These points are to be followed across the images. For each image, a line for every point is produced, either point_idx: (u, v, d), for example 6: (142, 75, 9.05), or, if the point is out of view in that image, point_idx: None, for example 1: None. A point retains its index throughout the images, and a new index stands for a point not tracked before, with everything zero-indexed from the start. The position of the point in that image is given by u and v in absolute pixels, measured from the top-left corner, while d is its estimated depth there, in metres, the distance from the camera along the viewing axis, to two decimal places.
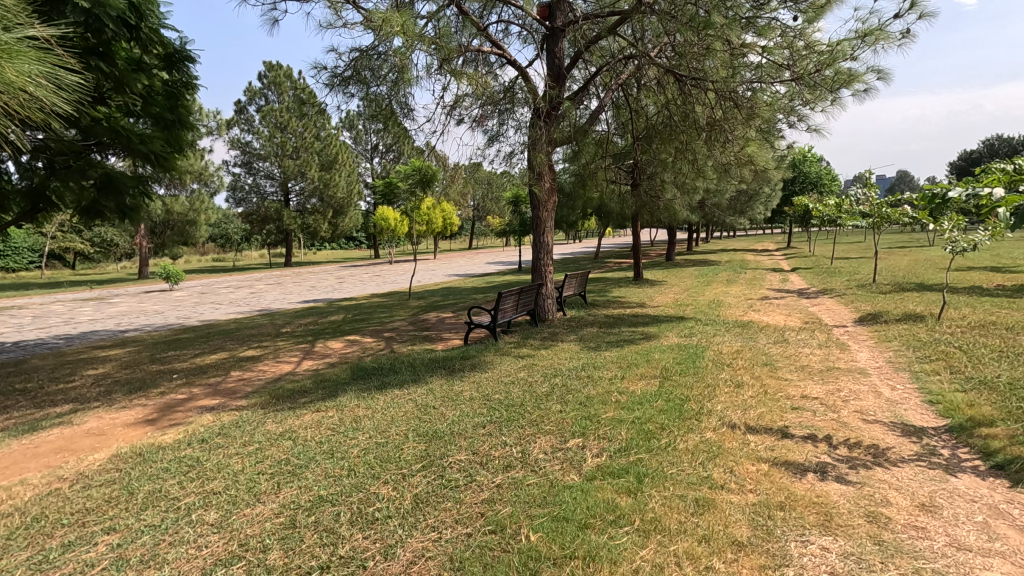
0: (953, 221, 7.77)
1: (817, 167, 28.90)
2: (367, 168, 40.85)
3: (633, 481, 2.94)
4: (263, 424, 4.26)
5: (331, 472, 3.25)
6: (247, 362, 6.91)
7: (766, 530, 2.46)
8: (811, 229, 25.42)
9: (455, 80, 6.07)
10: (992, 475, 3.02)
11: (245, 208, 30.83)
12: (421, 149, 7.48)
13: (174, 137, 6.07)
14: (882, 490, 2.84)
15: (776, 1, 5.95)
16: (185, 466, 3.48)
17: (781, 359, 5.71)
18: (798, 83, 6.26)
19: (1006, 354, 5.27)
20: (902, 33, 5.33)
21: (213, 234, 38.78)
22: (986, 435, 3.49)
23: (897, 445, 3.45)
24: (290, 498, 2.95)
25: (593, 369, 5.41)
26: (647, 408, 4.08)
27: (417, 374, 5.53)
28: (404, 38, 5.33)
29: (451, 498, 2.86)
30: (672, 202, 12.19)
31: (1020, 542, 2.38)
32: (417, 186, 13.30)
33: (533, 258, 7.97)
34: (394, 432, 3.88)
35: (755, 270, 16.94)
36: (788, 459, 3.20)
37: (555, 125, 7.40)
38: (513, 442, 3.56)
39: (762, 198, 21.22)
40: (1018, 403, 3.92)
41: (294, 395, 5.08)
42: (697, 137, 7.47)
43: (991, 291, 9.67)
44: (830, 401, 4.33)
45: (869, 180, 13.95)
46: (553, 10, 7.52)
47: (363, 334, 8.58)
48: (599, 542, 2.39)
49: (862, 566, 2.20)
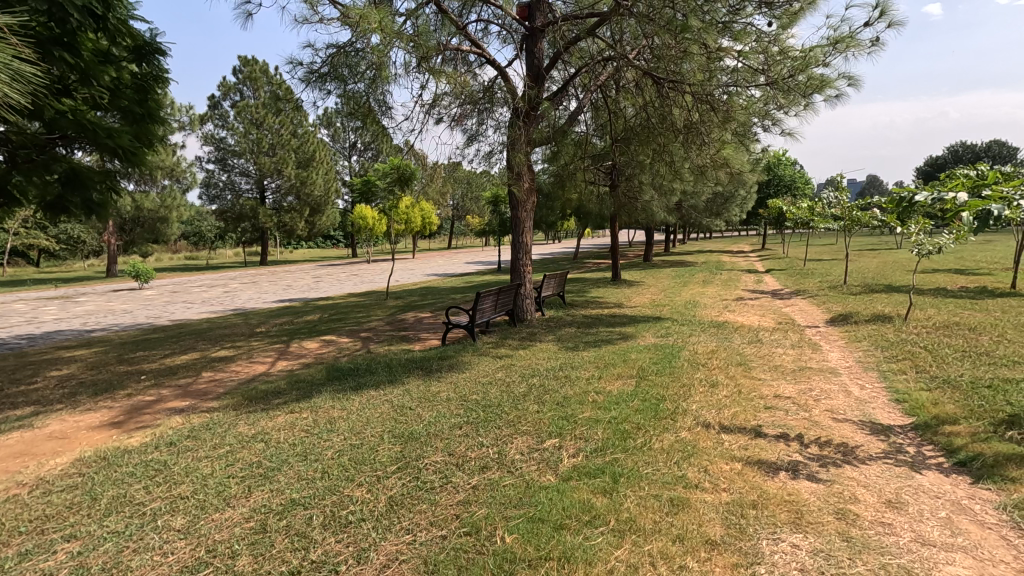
0: (920, 224, 7.96)
1: (790, 171, 29.67)
2: (346, 168, 40.45)
3: (608, 481, 2.95)
4: (236, 426, 4.17)
5: (303, 475, 3.19)
6: (219, 362, 6.76)
7: (739, 528, 2.49)
8: (785, 231, 25.95)
9: (434, 79, 6.04)
10: (956, 472, 3.11)
11: (219, 205, 30.20)
12: (400, 148, 7.43)
13: (144, 132, 5.85)
14: (851, 488, 2.90)
15: (752, 7, 6.05)
16: (151, 471, 3.37)
17: (755, 359, 5.80)
18: (772, 88, 6.40)
19: (969, 355, 5.43)
20: (872, 41, 5.48)
21: (185, 232, 37.85)
22: (950, 433, 3.59)
23: (865, 444, 3.52)
24: (260, 502, 2.88)
25: (570, 368, 5.42)
26: (623, 408, 4.10)
27: (394, 375, 5.48)
28: (382, 35, 5.29)
29: (426, 500, 2.83)
30: (650, 203, 12.29)
31: (981, 536, 2.46)
32: (395, 185, 13.22)
33: (512, 258, 7.94)
34: (369, 433, 3.83)
35: (730, 271, 17.25)
36: (760, 459, 3.24)
37: (534, 126, 7.41)
38: (490, 443, 3.55)
39: (737, 199, 21.58)
40: (980, 403, 4.03)
41: (266, 396, 4.99)
42: (674, 139, 7.56)
43: (956, 291, 10.16)
44: (801, 400, 4.40)
45: (841, 183, 14.26)
46: (533, 10, 7.55)
47: (340, 334, 8.46)
48: (575, 543, 2.38)
49: (831, 563, 2.24)
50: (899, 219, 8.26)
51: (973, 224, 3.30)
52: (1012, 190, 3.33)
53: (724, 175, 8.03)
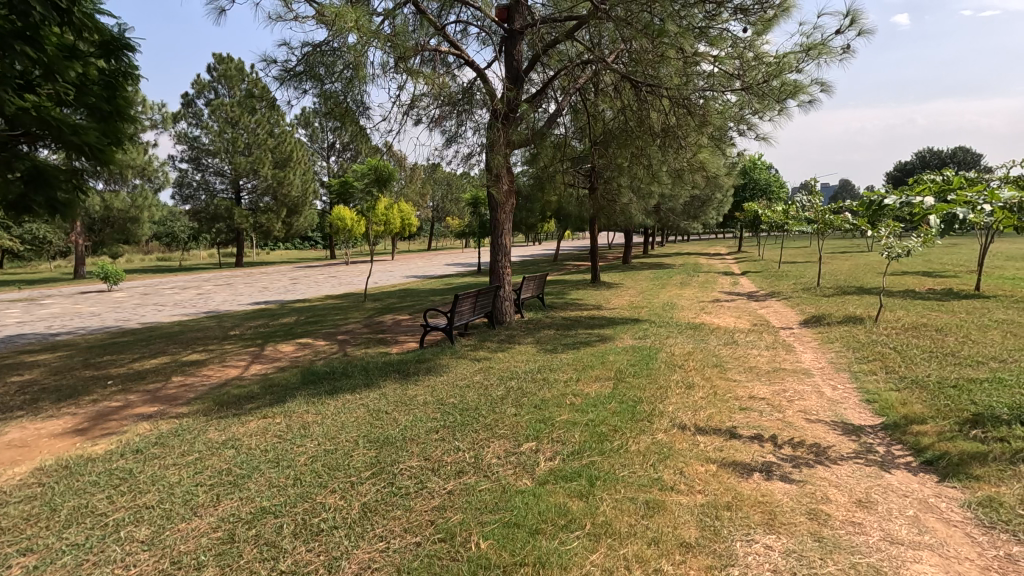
0: (889, 227, 8.16)
1: (765, 175, 30.45)
2: (324, 168, 39.94)
3: (585, 484, 2.94)
4: (205, 432, 4.06)
5: (275, 482, 3.12)
6: (190, 366, 6.60)
7: (713, 530, 2.50)
8: (760, 233, 26.52)
9: (412, 79, 5.97)
10: (924, 471, 3.17)
11: (192, 205, 29.54)
12: (377, 149, 7.35)
13: (113, 129, 5.60)
14: (823, 488, 2.94)
15: (727, 13, 6.16)
16: (115, 479, 3.26)
17: (731, 360, 5.89)
18: (747, 93, 6.53)
19: (935, 355, 5.59)
20: (843, 48, 5.60)
21: (157, 232, 36.86)
22: (917, 432, 3.67)
23: (837, 444, 3.58)
24: (230, 510, 2.80)
25: (549, 371, 5.42)
26: (600, 410, 4.11)
27: (370, 379, 5.40)
28: (358, 35, 5.23)
29: (401, 506, 2.79)
30: (628, 205, 12.39)
31: (947, 534, 2.51)
32: (373, 186, 13.09)
33: (491, 259, 7.90)
34: (344, 438, 3.76)
35: (706, 273, 17.49)
36: (736, 459, 3.28)
37: (513, 127, 7.41)
38: (466, 447, 3.52)
39: (714, 202, 21.93)
40: (947, 402, 4.14)
41: (239, 401, 4.87)
42: (652, 143, 7.62)
43: (924, 293, 10.45)
44: (776, 401, 4.47)
45: (814, 187, 14.64)
46: (512, 12, 7.54)
47: (316, 337, 8.33)
48: (550, 547, 2.37)
49: (803, 564, 2.26)
50: (869, 222, 8.44)
51: (940, 227, 3.53)
52: (975, 194, 3.42)
53: (701, 179, 8.14)
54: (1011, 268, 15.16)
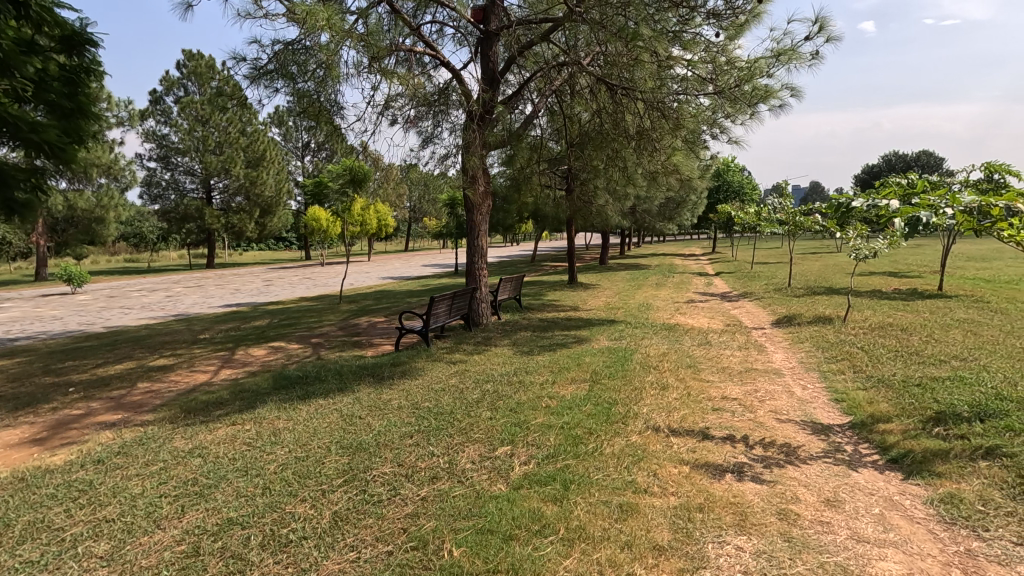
0: (857, 229, 8.37)
1: (738, 177, 31.04)
2: (298, 167, 39.42)
3: (559, 488, 2.93)
4: (171, 441, 3.94)
5: (243, 491, 3.04)
6: (157, 371, 6.42)
7: (686, 533, 2.51)
8: (734, 234, 27.02)
9: (386, 80, 5.91)
10: (889, 468, 3.25)
11: (161, 205, 28.79)
12: (352, 149, 7.25)
13: (74, 127, 5.39)
14: (792, 488, 2.98)
15: (700, 18, 6.26)
16: (75, 492, 3.14)
17: (704, 361, 5.95)
18: (720, 96, 6.69)
19: (901, 354, 5.73)
20: (812, 54, 5.74)
21: (124, 233, 35.81)
22: (883, 431, 3.76)
23: (807, 443, 3.64)
24: (195, 522, 2.72)
25: (525, 373, 5.40)
26: (575, 413, 4.11)
27: (344, 383, 5.31)
28: (331, 33, 5.15)
29: (373, 514, 2.74)
30: (605, 206, 12.46)
31: (910, 531, 2.57)
32: (349, 186, 12.93)
33: (468, 261, 7.87)
34: (316, 445, 3.69)
35: (681, 274, 17.70)
36: (708, 461, 3.31)
37: (489, 128, 7.38)
38: (441, 452, 3.48)
39: (689, 204, 22.27)
40: (911, 400, 4.25)
41: (208, 408, 4.75)
42: (627, 145, 7.68)
43: (889, 293, 10.74)
44: (747, 401, 4.53)
45: (786, 189, 14.99)
46: (487, 13, 7.52)
47: (289, 340, 8.17)
48: (523, 554, 2.35)
49: (773, 564, 2.28)
50: (838, 224, 8.63)
51: (904, 230, 3.51)
52: (938, 198, 3.52)
53: (675, 181, 8.25)
54: (970, 268, 15.71)
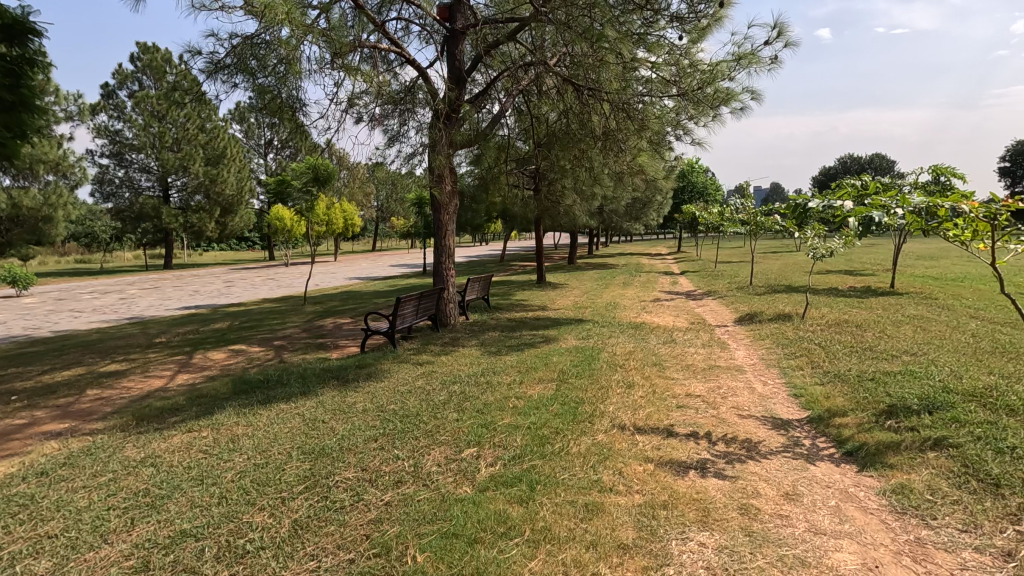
0: (815, 229, 8.63)
1: (702, 178, 31.76)
2: (261, 165, 38.46)
3: (525, 489, 2.92)
4: (121, 450, 3.76)
5: (198, 501, 2.92)
6: (107, 377, 6.13)
7: (650, 530, 2.53)
8: (698, 234, 27.60)
9: (349, 76, 5.79)
10: (845, 461, 3.35)
11: (115, 204, 27.62)
12: (315, 147, 7.09)
13: (15, 121, 5.09)
14: (753, 483, 3.04)
15: (664, 21, 6.35)
16: (14, 507, 2.96)
17: (669, 358, 6.03)
18: (683, 99, 6.82)
19: (856, 350, 5.93)
20: (771, 59, 5.90)
21: (75, 232, 34.27)
22: (839, 424, 3.88)
23: (767, 439, 3.73)
24: (145, 535, 2.60)
25: (493, 374, 5.37)
26: (542, 413, 4.11)
27: (307, 386, 5.18)
28: (291, 27, 5.01)
29: (334, 521, 2.67)
30: (572, 206, 12.53)
31: (864, 522, 2.65)
32: (313, 185, 12.66)
33: (434, 261, 7.79)
34: (276, 451, 3.58)
35: (647, 273, 17.96)
36: (672, 458, 3.35)
37: (456, 127, 7.32)
38: (406, 455, 3.42)
39: (654, 204, 22.66)
40: (865, 394, 4.41)
41: (162, 414, 4.57)
42: (593, 145, 7.74)
43: (845, 291, 11.12)
44: (710, 398, 4.61)
45: (747, 190, 15.41)
46: (453, 11, 7.45)
47: (251, 343, 7.94)
48: (489, 556, 2.33)
49: (734, 559, 2.32)
50: (797, 224, 8.89)
51: (858, 229, 3.62)
52: (888, 200, 3.65)
53: (641, 181, 8.38)
54: (920, 266, 16.43)
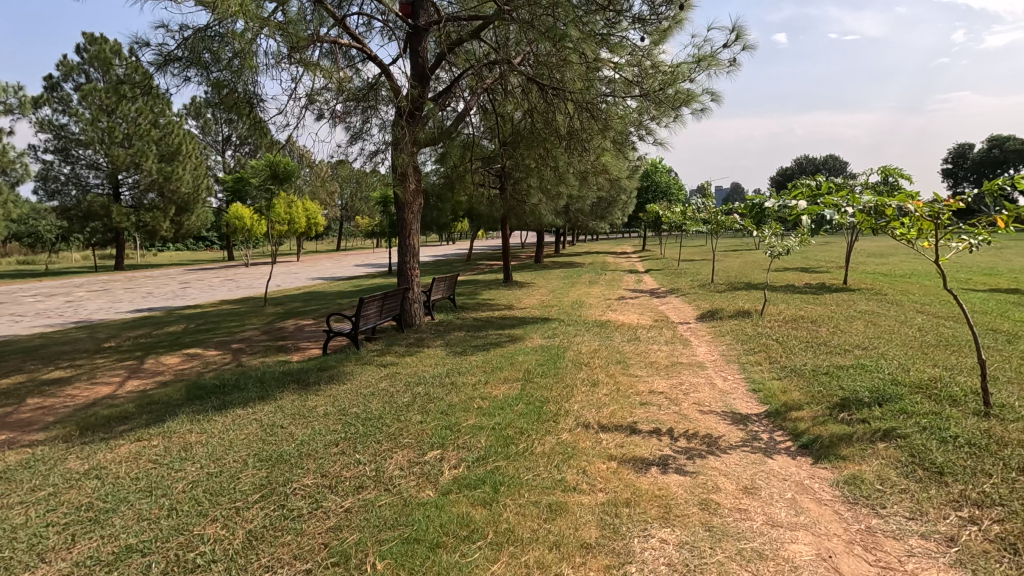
0: (772, 228, 8.87)
1: (665, 178, 32.36)
2: (218, 162, 37.24)
3: (489, 491, 2.89)
4: (63, 462, 3.56)
5: (145, 514, 2.78)
6: (51, 385, 5.81)
7: (613, 529, 2.54)
8: (662, 233, 28.13)
9: (308, 72, 5.65)
10: (801, 454, 3.44)
11: (61, 202, 26.28)
12: (274, 144, 6.89)
13: None
14: (713, 478, 3.09)
15: (626, 22, 6.40)
16: None
17: (633, 356, 6.10)
18: (646, 99, 6.93)
19: (811, 345, 6.12)
20: (729, 62, 6.03)
21: (16, 231, 32.44)
22: (795, 418, 4.00)
23: (727, 433, 3.80)
24: (87, 552, 2.46)
25: (457, 374, 5.32)
26: (507, 413, 4.09)
27: (265, 390, 5.01)
28: (246, 20, 4.84)
29: (291, 530, 2.58)
30: (538, 205, 12.56)
31: (818, 513, 2.72)
32: (272, 183, 12.32)
33: (398, 261, 7.66)
34: (231, 459, 3.45)
35: (613, 272, 18.16)
36: (635, 455, 3.37)
37: (419, 125, 7.22)
38: (367, 460, 3.35)
39: (619, 204, 22.95)
40: (819, 388, 4.56)
41: (110, 423, 4.36)
42: (558, 145, 7.76)
43: (801, 288, 11.47)
44: (673, 395, 4.68)
45: (709, 190, 15.78)
46: (417, 8, 7.36)
47: (207, 347, 7.66)
48: (451, 561, 2.29)
49: (694, 554, 2.35)
50: (756, 223, 9.12)
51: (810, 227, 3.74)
52: (839, 199, 3.77)
53: (605, 181, 8.46)
54: (870, 264, 17.16)
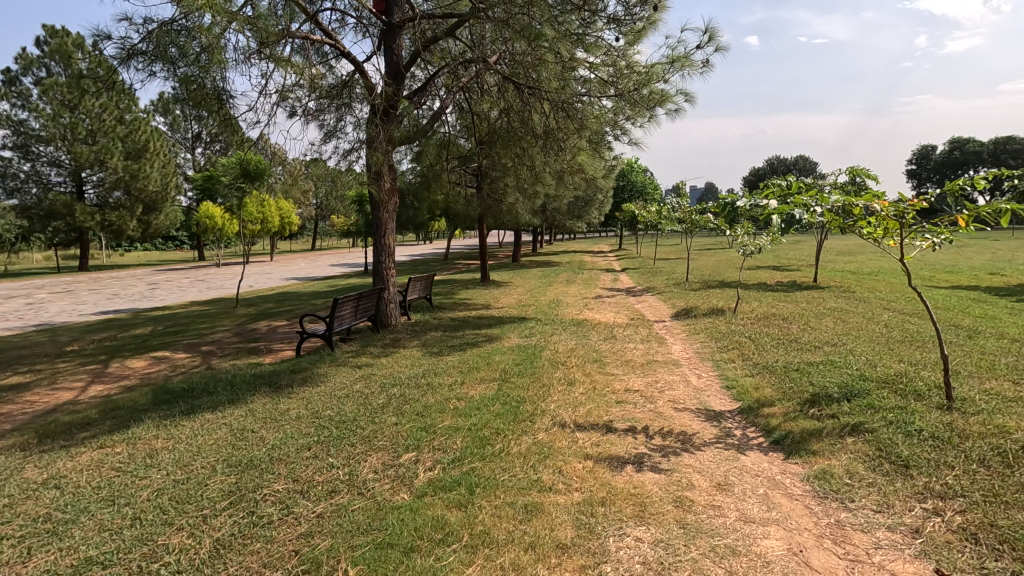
0: (745, 227, 9.00)
1: (640, 177, 32.71)
2: (188, 160, 36.34)
3: (464, 493, 2.87)
4: (19, 472, 3.41)
5: (107, 525, 2.68)
6: (8, 391, 5.58)
7: (589, 528, 2.54)
8: (638, 232, 28.40)
9: (279, 68, 5.53)
10: (773, 450, 3.49)
11: (20, 200, 25.33)
12: (245, 141, 6.73)
13: None
14: (687, 475, 3.12)
15: (601, 21, 6.41)
16: None
17: (609, 355, 6.13)
18: (621, 99, 6.96)
19: (783, 342, 6.23)
20: (703, 62, 6.10)
21: None
22: (767, 414, 4.06)
23: (701, 431, 3.84)
24: (43, 566, 2.36)
25: (433, 375, 5.27)
26: (483, 413, 4.06)
27: (236, 394, 4.90)
28: (213, 14, 4.72)
29: (261, 538, 2.52)
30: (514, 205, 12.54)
31: (790, 508, 2.77)
32: (243, 181, 12.06)
33: (373, 260, 7.56)
34: (199, 465, 3.36)
35: (590, 271, 18.26)
36: (610, 454, 3.38)
37: (394, 123, 7.14)
38: (341, 464, 3.29)
39: (596, 203, 23.08)
40: (790, 384, 4.64)
41: (71, 430, 4.20)
42: (534, 144, 7.75)
43: (773, 286, 11.67)
44: (648, 393, 4.71)
45: (683, 189, 15.97)
46: (391, 5, 7.28)
47: (175, 349, 7.46)
48: (425, 565, 2.26)
49: (669, 552, 2.36)
50: (728, 222, 9.25)
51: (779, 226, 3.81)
52: (809, 198, 3.85)
53: (581, 180, 8.48)
54: (838, 262, 17.58)
